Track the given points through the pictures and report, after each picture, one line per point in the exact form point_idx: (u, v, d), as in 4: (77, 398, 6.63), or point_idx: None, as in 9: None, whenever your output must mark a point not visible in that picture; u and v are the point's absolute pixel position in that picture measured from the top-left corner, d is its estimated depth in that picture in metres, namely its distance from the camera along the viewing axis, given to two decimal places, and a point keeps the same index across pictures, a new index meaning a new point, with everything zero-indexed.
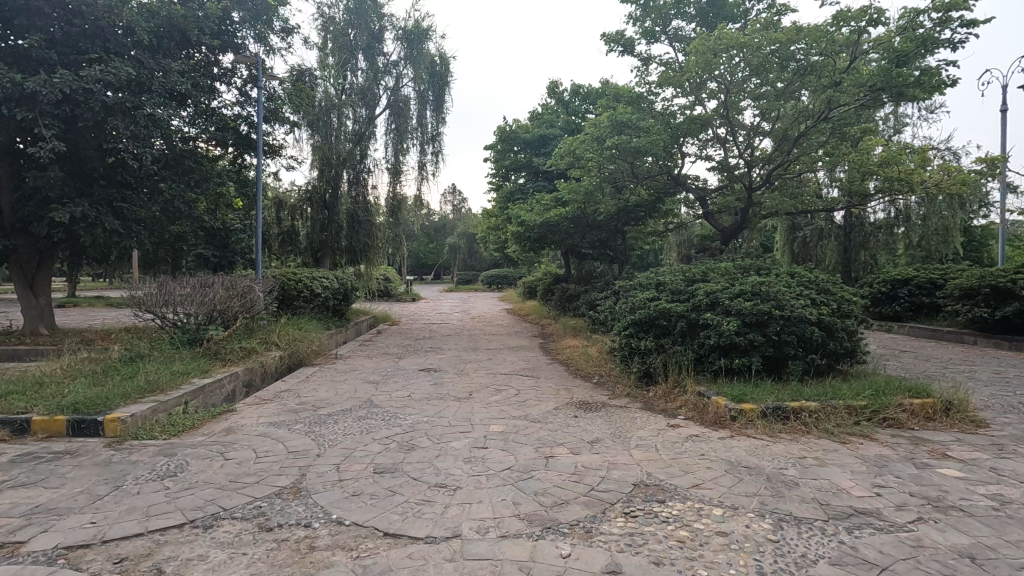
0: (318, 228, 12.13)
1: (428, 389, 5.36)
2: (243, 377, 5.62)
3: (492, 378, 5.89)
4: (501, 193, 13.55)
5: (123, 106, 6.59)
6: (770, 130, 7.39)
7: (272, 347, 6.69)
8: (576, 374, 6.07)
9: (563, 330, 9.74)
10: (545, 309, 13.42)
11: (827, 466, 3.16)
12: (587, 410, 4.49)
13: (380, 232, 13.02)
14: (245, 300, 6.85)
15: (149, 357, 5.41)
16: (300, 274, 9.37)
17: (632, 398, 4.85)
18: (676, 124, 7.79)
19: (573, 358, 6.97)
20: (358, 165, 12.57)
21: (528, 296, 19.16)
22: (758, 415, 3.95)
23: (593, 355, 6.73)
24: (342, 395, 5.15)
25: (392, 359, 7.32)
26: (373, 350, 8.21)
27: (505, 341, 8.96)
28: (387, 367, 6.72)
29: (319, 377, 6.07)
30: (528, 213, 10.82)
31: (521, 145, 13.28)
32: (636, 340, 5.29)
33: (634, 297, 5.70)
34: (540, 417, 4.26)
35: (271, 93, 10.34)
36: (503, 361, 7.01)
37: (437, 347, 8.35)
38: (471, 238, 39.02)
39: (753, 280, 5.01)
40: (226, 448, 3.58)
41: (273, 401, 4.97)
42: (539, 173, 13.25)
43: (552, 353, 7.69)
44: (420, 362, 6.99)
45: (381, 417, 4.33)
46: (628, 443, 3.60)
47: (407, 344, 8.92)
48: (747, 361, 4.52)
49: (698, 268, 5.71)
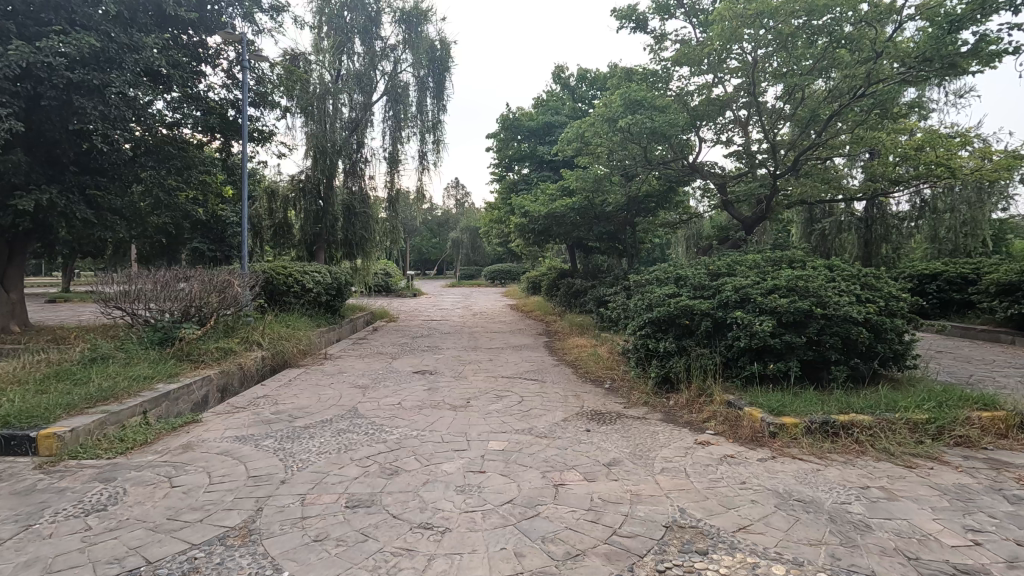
0: (311, 220, 11.55)
1: (421, 396, 4.80)
2: (217, 381, 5.07)
3: (493, 382, 5.35)
4: (504, 184, 12.97)
5: (90, 84, 6.03)
6: (797, 111, 6.79)
7: (252, 348, 6.14)
8: (585, 378, 5.50)
9: (569, 328, 9.18)
10: (550, 305, 12.85)
11: (899, 499, 2.59)
12: (600, 422, 3.94)
13: (377, 225, 12.45)
14: (225, 296, 6.29)
15: (112, 359, 4.87)
16: (290, 268, 8.84)
17: (650, 408, 4.29)
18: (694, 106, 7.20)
19: (582, 360, 6.39)
20: (354, 155, 12.01)
21: (531, 291, 18.58)
22: (802, 431, 3.38)
23: (605, 357, 6.17)
24: (324, 402, 4.61)
25: (386, 360, 6.77)
26: (366, 350, 7.66)
27: (507, 340, 8.39)
28: (378, 369, 6.16)
29: (302, 380, 5.53)
30: (533, 204, 10.24)
31: (526, 134, 12.69)
32: (654, 342, 4.73)
33: (651, 293, 5.13)
34: (547, 431, 3.70)
35: (260, 76, 9.69)
36: (505, 362, 6.45)
37: (435, 347, 7.80)
38: (474, 232, 38.44)
39: (788, 274, 4.44)
40: (175, 471, 3.03)
41: (246, 409, 4.43)
42: (545, 163, 12.66)
43: (558, 354, 7.13)
44: (415, 363, 6.44)
45: (365, 430, 3.78)
46: (652, 466, 3.04)
47: (403, 342, 8.37)
48: (783, 367, 3.95)
49: (723, 261, 5.13)
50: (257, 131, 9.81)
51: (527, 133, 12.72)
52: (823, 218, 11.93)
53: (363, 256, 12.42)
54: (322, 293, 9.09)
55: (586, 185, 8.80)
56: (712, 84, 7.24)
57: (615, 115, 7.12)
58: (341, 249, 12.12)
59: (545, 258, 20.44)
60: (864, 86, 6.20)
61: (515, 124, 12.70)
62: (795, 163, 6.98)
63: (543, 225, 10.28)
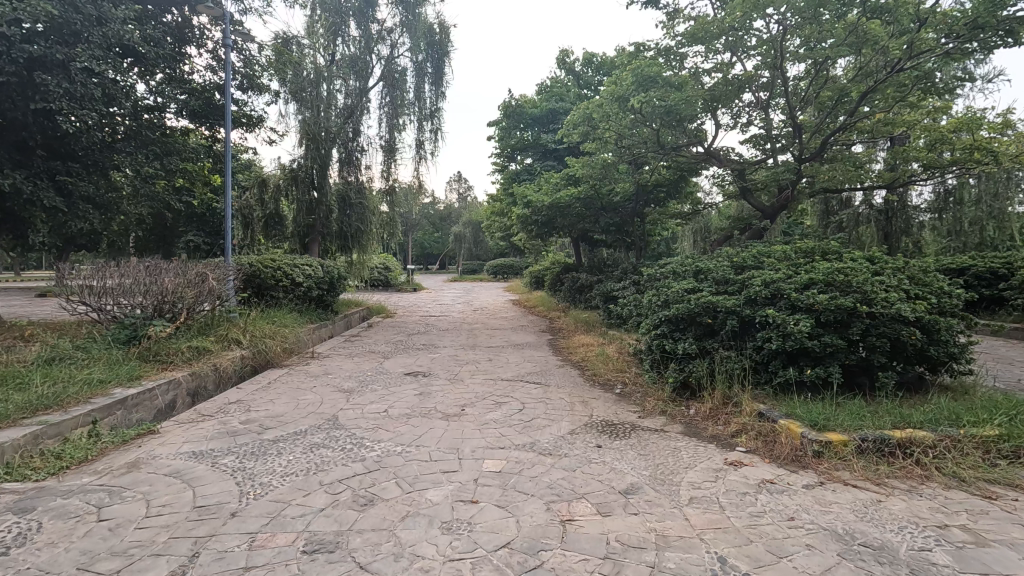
0: (304, 211, 10.98)
1: (411, 402, 4.30)
2: (186, 385, 4.59)
3: (492, 385, 4.85)
4: (506, 175, 12.44)
5: (53, 58, 5.57)
6: (823, 90, 6.24)
7: (230, 348, 5.63)
8: (593, 381, 4.99)
9: (574, 325, 8.68)
10: (554, 301, 12.34)
11: (990, 544, 2.09)
12: (613, 436, 3.43)
13: (374, 216, 11.94)
14: (200, 290, 5.78)
15: (67, 359, 4.38)
16: (279, 260, 8.35)
17: (669, 418, 3.78)
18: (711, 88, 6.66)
19: (589, 361, 5.87)
20: (350, 143, 11.51)
21: (534, 287, 18.07)
22: (851, 451, 2.88)
23: (616, 358, 5.65)
24: (301, 410, 4.11)
25: (377, 359, 6.28)
26: (357, 348, 7.17)
27: (508, 338, 7.89)
28: (367, 370, 5.66)
29: (282, 384, 5.04)
30: (536, 194, 9.72)
31: (528, 122, 12.17)
32: (671, 343, 4.23)
33: (667, 288, 4.63)
34: (552, 447, 3.20)
35: (246, 57, 9.13)
36: (505, 363, 5.96)
37: (432, 345, 7.31)
38: (476, 227, 37.86)
39: (825, 266, 3.91)
40: (109, 500, 2.54)
41: (214, 417, 3.94)
42: (548, 153, 12.15)
43: (562, 353, 6.62)
44: (408, 363, 5.94)
45: (343, 445, 3.29)
46: (678, 496, 2.54)
47: (397, 340, 7.88)
48: (824, 373, 3.45)
49: (747, 253, 4.61)
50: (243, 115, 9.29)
51: (530, 122, 12.21)
52: (840, 210, 11.37)
53: (358, 249, 11.91)
54: (313, 287, 8.60)
55: (594, 172, 8.26)
56: (729, 62, 6.71)
57: (627, 94, 6.58)
58: (335, 242, 11.61)
59: (548, 253, 19.94)
60: (903, 57, 5.61)
61: (517, 112, 12.19)
62: (823, 145, 6.41)
63: (547, 218, 9.74)
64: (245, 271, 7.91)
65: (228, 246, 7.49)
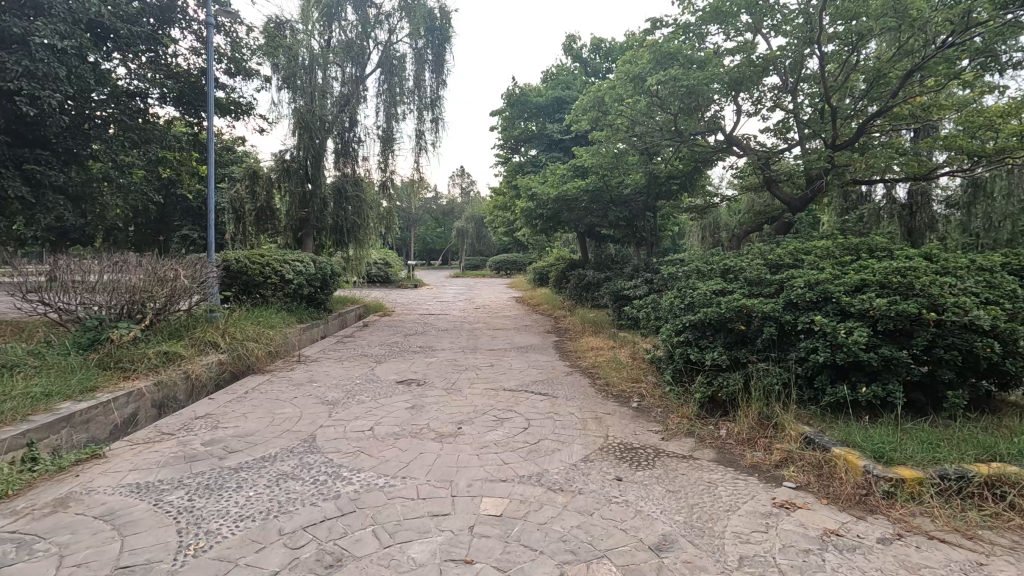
0: (297, 203, 10.45)
1: (401, 418, 3.79)
2: (151, 396, 4.10)
3: (493, 397, 4.34)
4: (509, 167, 11.90)
5: (9, 32, 5.11)
6: (857, 69, 5.68)
7: (205, 352, 5.13)
8: (606, 392, 4.47)
9: (581, 325, 8.15)
10: (559, 299, 11.83)
11: None
12: (634, 465, 2.92)
13: (371, 209, 11.43)
14: (171, 287, 5.24)
15: (15, 367, 3.87)
16: (268, 255, 7.85)
17: (698, 441, 3.26)
18: (733, 69, 6.11)
19: (600, 368, 5.34)
20: (346, 133, 10.99)
21: (538, 283, 17.55)
22: (929, 491, 2.36)
23: (631, 366, 5.12)
24: (275, 427, 3.60)
25: (369, 364, 5.78)
26: (349, 350, 6.68)
27: (511, 340, 7.38)
28: (356, 376, 5.16)
29: (260, 393, 4.54)
30: (541, 186, 9.20)
31: (532, 111, 11.66)
32: (697, 352, 3.71)
33: (691, 288, 4.11)
34: (563, 481, 2.69)
35: (233, 39, 8.55)
36: (508, 368, 5.46)
37: (429, 347, 6.80)
38: (479, 222, 37.34)
39: (878, 265, 3.38)
40: (16, 556, 2.04)
41: (174, 436, 3.44)
42: (554, 145, 11.62)
43: (570, 357, 6.10)
44: (402, 369, 5.44)
45: (316, 475, 2.79)
46: (724, 554, 2.03)
47: (393, 341, 7.37)
48: (883, 391, 2.93)
49: (783, 249, 4.08)
50: (230, 101, 8.78)
51: (534, 112, 11.70)
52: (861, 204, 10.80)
53: (355, 244, 11.41)
54: (304, 284, 8.11)
55: (603, 161, 7.72)
56: (753, 41, 6.16)
57: (643, 72, 6.03)
58: (331, 237, 11.11)
59: (552, 248, 19.39)
60: (951, 33, 5.05)
61: (521, 101, 11.66)
62: (857, 132, 5.87)
63: (552, 211, 9.19)
64: (230, 267, 7.41)
65: (211, 236, 6.97)
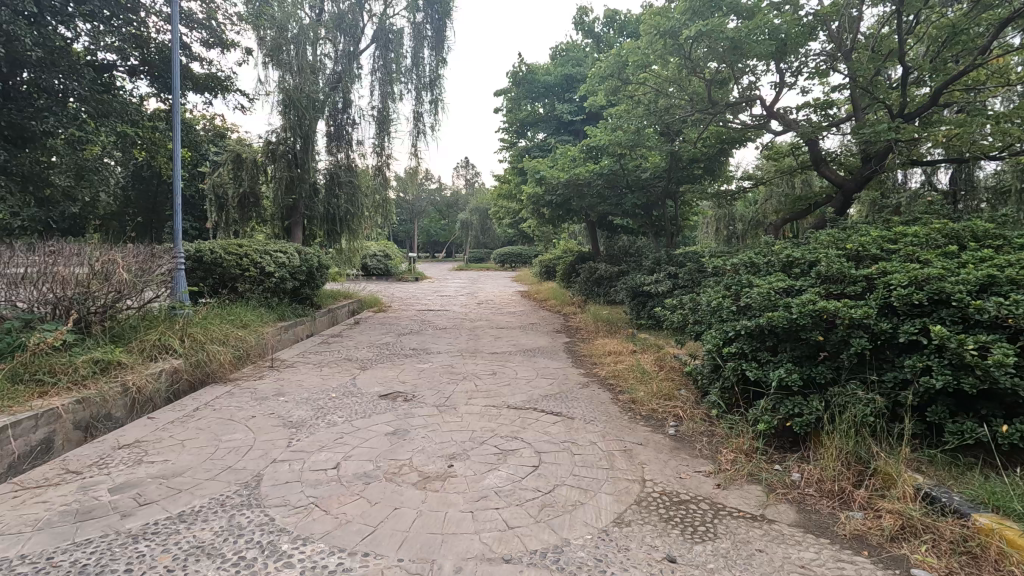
0: (283, 188, 9.63)
1: (377, 450, 2.98)
2: (72, 418, 3.31)
3: (496, 419, 3.53)
4: (515, 152, 11.05)
5: None
6: (930, 26, 4.78)
7: (154, 360, 4.33)
8: (634, 413, 3.66)
9: (595, 325, 7.35)
10: (567, 294, 11.04)
11: None
12: (687, 533, 2.10)
13: (365, 197, 10.64)
14: (117, 283, 4.44)
15: None
16: (247, 245, 7.07)
17: (767, 491, 2.44)
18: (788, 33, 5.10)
19: (621, 379, 4.52)
20: (338, 114, 10.17)
21: (544, 277, 16.76)
22: None
23: (659, 378, 4.30)
24: (212, 464, 2.80)
25: (351, 371, 4.99)
26: (332, 352, 5.90)
27: (516, 341, 6.58)
28: (333, 387, 4.36)
29: (213, 411, 3.74)
30: (550, 169, 8.35)
31: (539, 92, 10.86)
32: (756, 369, 2.90)
33: (744, 285, 3.28)
34: (594, 564, 1.88)
35: (209, 6, 7.69)
36: (513, 378, 4.66)
37: (423, 350, 6.01)
38: (483, 214, 36.48)
39: (1007, 258, 2.52)
40: None
41: (77, 477, 2.63)
42: (563, 127, 10.81)
43: (584, 363, 5.29)
44: (389, 378, 4.64)
45: (245, 550, 1.99)
46: None
47: (383, 342, 6.58)
48: None
49: (863, 237, 3.22)
50: (208, 76, 8.00)
51: (541, 92, 10.90)
52: None
53: (348, 235, 10.64)
54: (288, 278, 7.32)
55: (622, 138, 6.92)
56: None
57: (677, 26, 5.17)
58: (322, 227, 10.32)
59: (559, 240, 18.58)
60: None
61: (528, 80, 10.82)
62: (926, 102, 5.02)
63: (561, 198, 8.35)
64: (203, 257, 6.61)
65: (177, 222, 6.14)
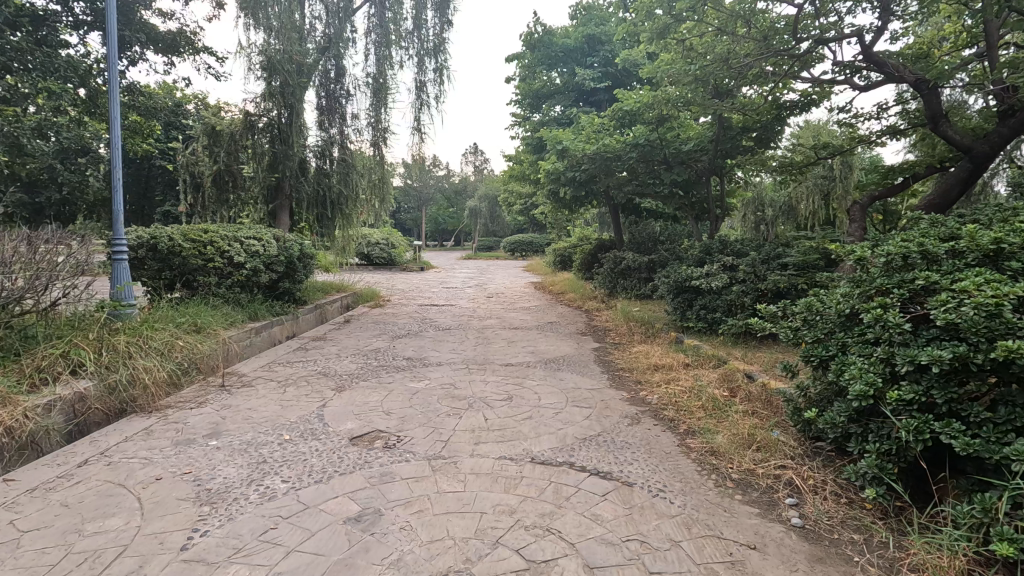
0: (265, 166, 8.48)
1: (323, 563, 1.80)
2: None
3: (514, 489, 2.34)
4: (529, 126, 9.80)
5: None
6: None
7: (50, 385, 3.20)
8: (721, 477, 2.47)
9: (627, 327, 6.15)
10: (588, 287, 9.82)
11: None
12: None
13: (360, 178, 9.47)
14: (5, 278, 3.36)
15: None
16: (212, 231, 5.92)
17: None
18: None
19: (685, 410, 3.32)
20: (329, 82, 8.97)
21: (559, 267, 15.56)
22: None
23: (744, 416, 3.10)
24: None
25: (323, 395, 3.81)
26: (306, 364, 4.74)
27: (534, 348, 5.38)
28: (289, 423, 3.19)
29: (105, 467, 2.58)
30: (573, 140, 7.11)
31: (558, 57, 9.66)
32: (968, 435, 1.70)
33: (916, 290, 2.06)
34: None
35: None
36: (536, 408, 3.47)
37: (419, 361, 4.81)
38: (492, 200, 35.30)
39: None
40: None
41: None
42: (585, 97, 9.56)
43: (625, 383, 4.09)
44: (368, 407, 3.46)
45: None
46: None
47: (372, 348, 5.41)
48: None
49: None
50: (175, 33, 6.93)
51: (560, 58, 9.72)
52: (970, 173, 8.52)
53: (341, 220, 9.54)
54: (263, 270, 6.16)
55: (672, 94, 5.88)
56: None
57: None
58: (312, 211, 9.19)
59: (573, 228, 17.33)
60: None
61: (544, 43, 9.56)
62: None
63: (586, 174, 7.12)
64: (158, 246, 5.52)
65: (117, 200, 4.98)
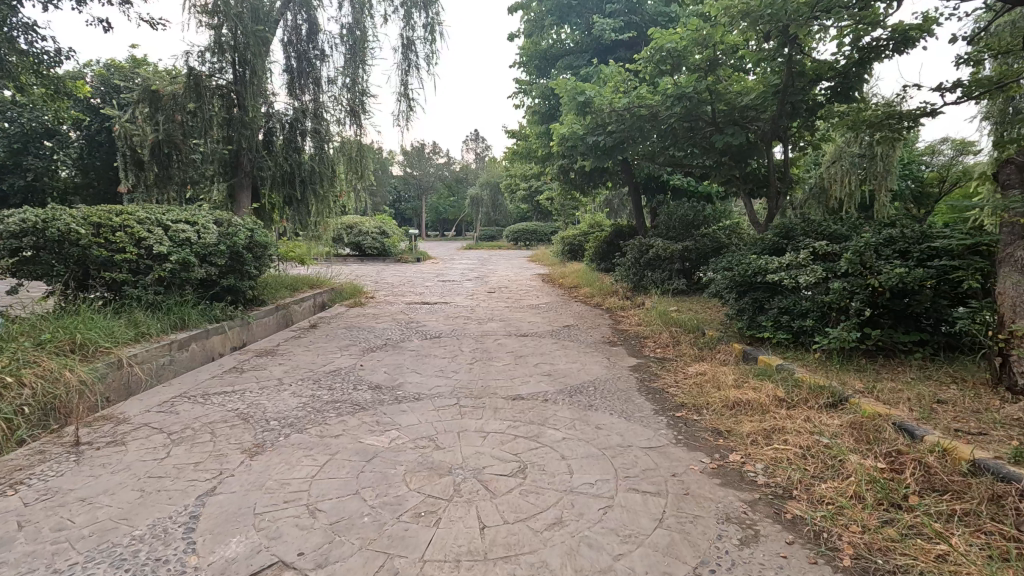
0: (219, 136, 7.00)
1: None
2: None
3: None
4: (536, 89, 8.31)
5: None
6: None
7: None
8: None
9: (672, 335, 4.69)
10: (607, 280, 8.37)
11: None
12: None
13: (335, 152, 7.99)
14: None
15: None
16: (125, 213, 4.47)
17: None
18: None
19: (832, 512, 1.88)
20: (296, 34, 7.44)
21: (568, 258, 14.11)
22: None
23: (961, 539, 1.66)
24: None
25: (223, 465, 2.37)
26: (228, 398, 3.29)
27: (551, 368, 3.94)
28: (125, 544, 1.76)
29: None
30: (596, 95, 5.62)
31: (570, 7, 8.19)
32: None
33: None
34: None
35: None
36: (567, 500, 2.02)
37: (390, 392, 3.37)
38: (495, 188, 33.75)
39: None
40: None
41: None
42: (603, 54, 8.05)
43: (698, 438, 2.64)
44: (279, 501, 2.03)
45: None
46: None
47: (331, 370, 3.97)
48: None
49: None
50: None
51: (573, 8, 8.21)
52: None
53: (316, 203, 8.10)
54: (194, 263, 4.70)
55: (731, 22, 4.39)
56: None
57: None
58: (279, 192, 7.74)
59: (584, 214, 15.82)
60: None
61: None
62: None
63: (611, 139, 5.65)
64: (44, 232, 3.99)
65: None
